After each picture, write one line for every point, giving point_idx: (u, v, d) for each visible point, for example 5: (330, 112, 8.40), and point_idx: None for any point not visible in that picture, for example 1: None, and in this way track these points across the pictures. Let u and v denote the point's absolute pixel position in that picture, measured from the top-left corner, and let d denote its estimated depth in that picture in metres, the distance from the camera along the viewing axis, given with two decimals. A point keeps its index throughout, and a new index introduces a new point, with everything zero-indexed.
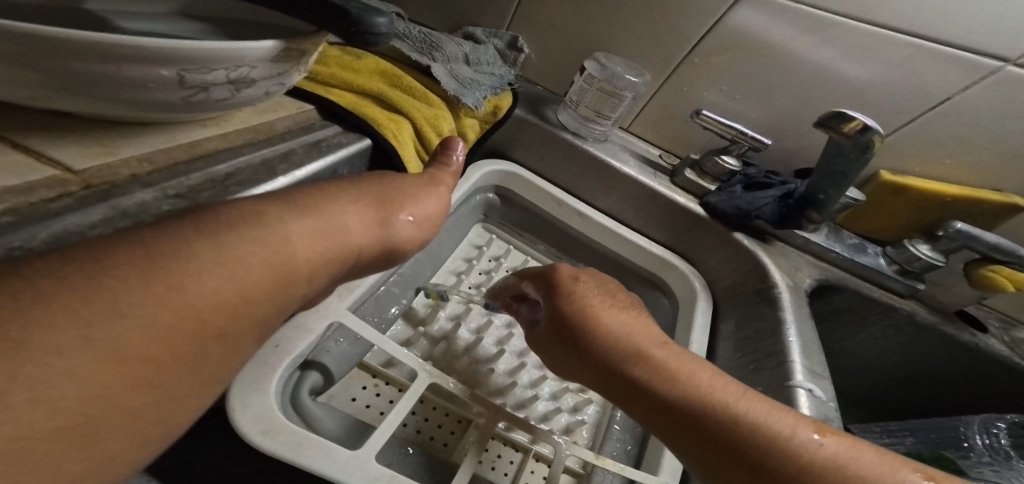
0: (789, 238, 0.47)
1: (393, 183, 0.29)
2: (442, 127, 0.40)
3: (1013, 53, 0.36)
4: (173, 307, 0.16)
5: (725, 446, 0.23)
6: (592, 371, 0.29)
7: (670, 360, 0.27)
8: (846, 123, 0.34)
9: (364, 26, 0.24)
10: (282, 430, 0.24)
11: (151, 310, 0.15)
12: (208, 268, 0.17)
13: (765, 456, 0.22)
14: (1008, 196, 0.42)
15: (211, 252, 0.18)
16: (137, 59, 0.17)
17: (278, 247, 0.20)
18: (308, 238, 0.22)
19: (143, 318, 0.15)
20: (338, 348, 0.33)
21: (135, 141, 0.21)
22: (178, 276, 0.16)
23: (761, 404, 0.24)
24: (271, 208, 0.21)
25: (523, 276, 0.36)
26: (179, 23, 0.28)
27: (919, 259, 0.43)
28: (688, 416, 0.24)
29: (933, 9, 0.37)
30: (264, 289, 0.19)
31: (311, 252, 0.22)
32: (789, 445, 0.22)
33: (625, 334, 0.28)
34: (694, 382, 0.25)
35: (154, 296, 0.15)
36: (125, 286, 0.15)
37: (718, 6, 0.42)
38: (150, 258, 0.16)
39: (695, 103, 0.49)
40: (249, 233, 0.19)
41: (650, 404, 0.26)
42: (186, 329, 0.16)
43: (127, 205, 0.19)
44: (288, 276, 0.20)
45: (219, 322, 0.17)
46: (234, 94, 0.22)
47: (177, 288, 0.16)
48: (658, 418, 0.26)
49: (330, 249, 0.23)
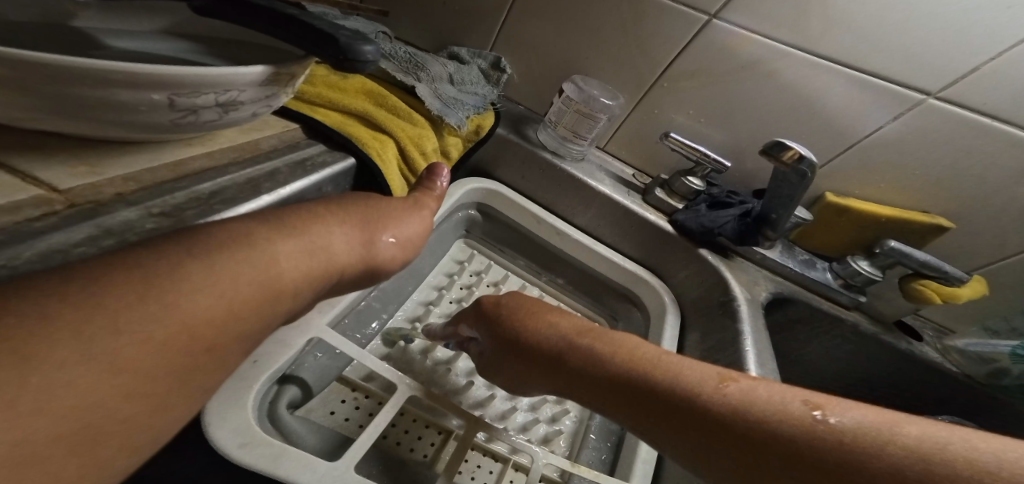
0: (748, 254, 0.50)
1: (376, 206, 0.30)
2: (425, 145, 0.42)
3: (934, 87, 0.41)
4: (166, 322, 0.16)
5: (786, 444, 0.21)
6: (592, 386, 0.28)
7: (642, 355, 0.28)
8: (784, 153, 0.38)
9: (351, 54, 0.25)
10: (261, 443, 0.24)
11: (147, 328, 0.16)
12: (201, 285, 0.18)
13: (773, 428, 0.21)
14: (935, 218, 0.47)
15: (203, 269, 0.18)
16: (132, 84, 0.18)
17: (266, 267, 0.21)
18: (295, 257, 0.22)
19: (141, 333, 0.15)
20: (316, 363, 0.33)
21: (121, 160, 0.22)
22: (171, 293, 0.17)
23: (680, 363, 0.26)
24: (259, 229, 0.22)
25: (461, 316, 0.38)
26: (167, 41, 0.29)
27: (860, 273, 0.47)
28: (627, 392, 0.27)
29: (866, 47, 0.41)
30: (251, 307, 0.20)
31: (297, 271, 0.22)
32: (701, 391, 0.24)
33: (585, 345, 0.30)
34: (658, 371, 0.26)
35: (148, 314, 0.16)
36: (120, 302, 0.15)
37: (683, 35, 0.46)
38: (143, 276, 0.16)
39: (664, 124, 0.52)
40: (240, 255, 0.20)
41: (656, 407, 0.25)
42: (180, 342, 0.17)
43: (112, 224, 0.19)
44: (276, 293, 0.21)
45: (211, 336, 0.18)
46: (222, 116, 0.23)
47: (170, 305, 0.17)
48: (600, 397, 0.28)
49: (316, 267, 0.24)
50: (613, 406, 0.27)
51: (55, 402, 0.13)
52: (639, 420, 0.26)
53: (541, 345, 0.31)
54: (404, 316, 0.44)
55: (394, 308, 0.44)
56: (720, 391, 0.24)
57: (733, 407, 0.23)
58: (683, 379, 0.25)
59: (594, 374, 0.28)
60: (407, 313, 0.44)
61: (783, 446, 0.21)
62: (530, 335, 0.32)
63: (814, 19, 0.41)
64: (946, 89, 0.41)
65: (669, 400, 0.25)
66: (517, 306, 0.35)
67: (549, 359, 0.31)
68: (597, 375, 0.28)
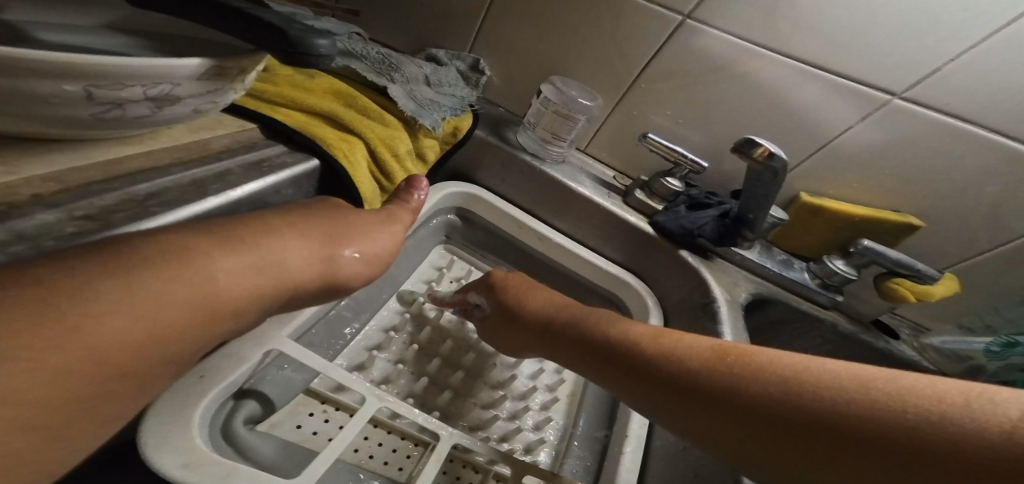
0: (728, 255, 0.50)
1: (343, 218, 0.29)
2: (397, 147, 0.40)
3: (899, 88, 0.41)
4: (68, 349, 0.14)
5: (894, 445, 0.17)
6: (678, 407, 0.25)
7: (753, 362, 0.23)
8: (755, 150, 0.37)
9: (303, 48, 0.23)
10: (209, 461, 0.22)
11: (47, 356, 0.13)
12: (114, 306, 0.15)
13: (871, 421, 0.18)
14: (907, 217, 0.47)
15: (123, 287, 0.16)
16: (38, 74, 0.16)
17: (203, 287, 0.19)
18: (238, 275, 0.20)
19: (34, 362, 0.13)
20: (279, 376, 0.31)
21: (46, 158, 0.20)
22: (77, 316, 0.14)
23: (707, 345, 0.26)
24: (198, 242, 0.19)
25: (471, 286, 0.42)
26: (110, 36, 0.27)
27: (836, 273, 0.47)
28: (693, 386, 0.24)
29: (836, 45, 0.41)
30: (179, 330, 0.17)
31: (240, 291, 0.20)
32: (750, 378, 0.23)
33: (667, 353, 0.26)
34: (756, 382, 0.22)
35: (47, 338, 0.14)
36: (14, 325, 0.13)
37: (659, 35, 0.46)
38: (44, 296, 0.14)
39: (643, 126, 0.52)
40: (172, 272, 0.18)
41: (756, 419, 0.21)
42: (87, 367, 0.14)
43: (25, 228, 0.18)
44: (214, 314, 0.19)
45: (125, 359, 0.16)
46: (155, 111, 0.21)
47: (75, 329, 0.14)
48: (671, 413, 0.25)
49: (264, 286, 0.22)
50: (679, 408, 0.25)
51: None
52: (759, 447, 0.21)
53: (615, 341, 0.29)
54: (379, 326, 0.42)
55: (367, 317, 0.42)
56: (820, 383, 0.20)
57: (850, 395, 0.19)
58: (694, 357, 0.25)
59: (673, 383, 0.25)
60: (382, 322, 0.43)
61: (887, 459, 0.17)
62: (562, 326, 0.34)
63: (783, 18, 0.41)
64: (910, 89, 0.41)
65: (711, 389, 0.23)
66: (522, 281, 0.40)
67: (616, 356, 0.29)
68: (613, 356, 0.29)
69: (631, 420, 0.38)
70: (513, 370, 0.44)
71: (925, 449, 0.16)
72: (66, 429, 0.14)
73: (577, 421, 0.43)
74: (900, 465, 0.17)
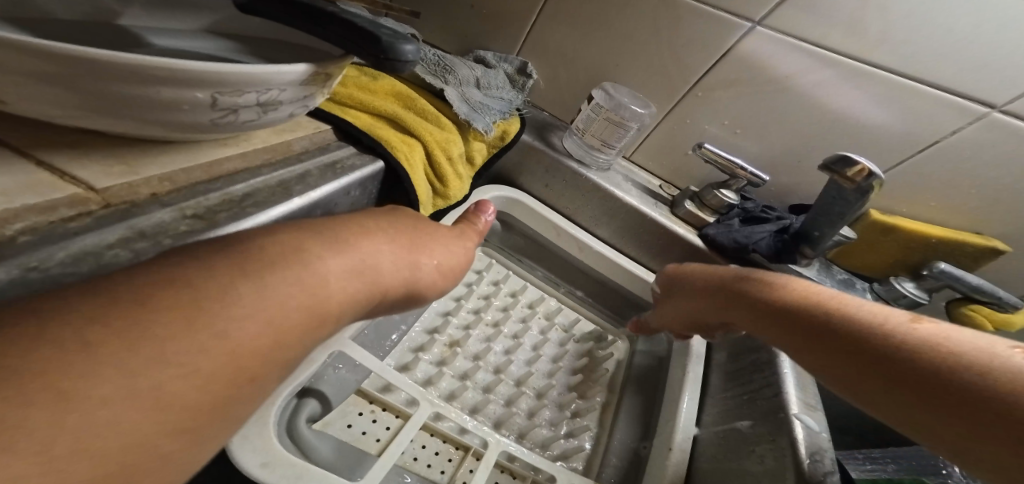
0: (782, 272, 0.48)
1: (424, 229, 0.29)
2: (452, 150, 0.41)
3: (999, 100, 0.39)
4: (214, 351, 0.14)
5: (1019, 413, 0.19)
6: (774, 321, 0.31)
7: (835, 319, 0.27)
8: (850, 168, 0.36)
9: (392, 53, 0.23)
10: (282, 463, 0.23)
11: (196, 358, 0.14)
12: (252, 312, 0.16)
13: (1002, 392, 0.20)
14: (990, 240, 0.44)
15: (256, 292, 0.17)
16: (174, 82, 0.17)
17: (316, 290, 0.19)
18: (344, 279, 0.21)
19: (188, 365, 0.14)
20: (336, 376, 0.31)
21: (158, 160, 0.21)
22: (223, 319, 0.15)
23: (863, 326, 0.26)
24: (312, 245, 0.20)
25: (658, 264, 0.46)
26: (205, 39, 0.29)
27: (904, 295, 0.45)
28: (863, 352, 0.25)
29: (924, 55, 0.39)
30: (298, 337, 0.18)
31: (344, 294, 0.20)
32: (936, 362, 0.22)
33: (789, 292, 0.31)
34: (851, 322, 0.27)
35: (199, 342, 0.14)
36: (171, 332, 0.14)
37: (723, 43, 0.45)
38: (199, 300, 0.15)
39: (698, 135, 0.51)
40: (292, 276, 0.18)
41: (850, 349, 0.26)
42: (228, 372, 0.15)
43: (145, 226, 0.19)
44: (321, 319, 0.19)
45: (255, 368, 0.16)
46: (261, 115, 0.22)
47: (220, 333, 0.15)
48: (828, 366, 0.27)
49: (361, 290, 0.22)
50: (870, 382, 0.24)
51: (95, 439, 0.11)
52: (844, 373, 0.26)
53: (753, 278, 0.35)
54: (422, 327, 0.42)
55: (413, 318, 0.42)
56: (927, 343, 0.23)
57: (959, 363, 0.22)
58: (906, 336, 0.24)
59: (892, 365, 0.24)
60: (425, 324, 0.43)
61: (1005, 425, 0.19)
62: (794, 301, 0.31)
63: (871, 26, 0.39)
64: (1012, 101, 0.39)
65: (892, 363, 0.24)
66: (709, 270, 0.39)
67: (735, 290, 0.35)
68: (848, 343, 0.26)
69: (676, 432, 0.38)
70: (549, 377, 0.44)
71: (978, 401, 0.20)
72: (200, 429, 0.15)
73: (614, 433, 0.42)
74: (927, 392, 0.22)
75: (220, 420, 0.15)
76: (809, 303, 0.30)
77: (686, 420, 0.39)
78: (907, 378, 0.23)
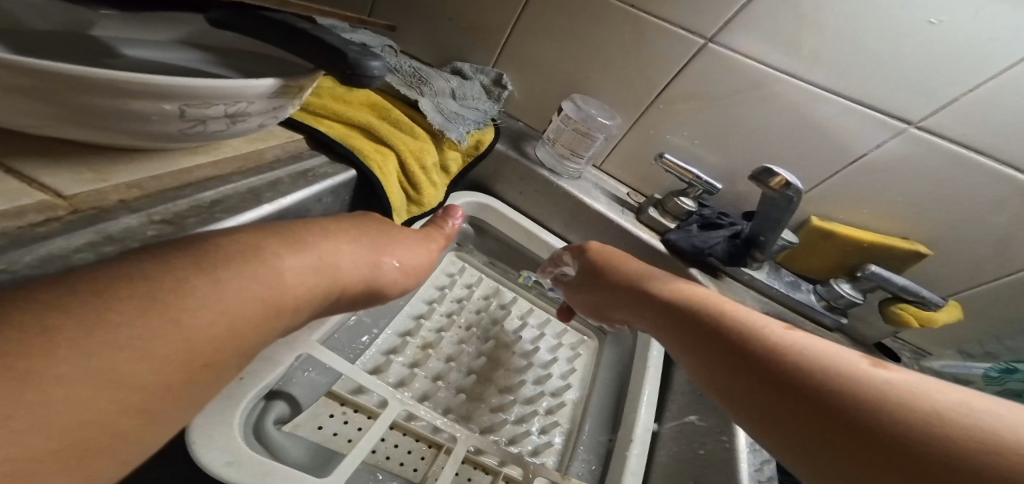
0: (737, 275, 0.51)
1: (389, 230, 0.31)
2: (425, 159, 0.42)
3: (915, 117, 0.43)
4: (169, 335, 0.16)
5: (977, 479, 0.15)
6: (715, 352, 0.25)
7: (784, 341, 0.23)
8: (772, 179, 0.39)
9: (359, 69, 0.25)
10: (249, 461, 0.24)
11: (152, 345, 0.15)
12: (204, 302, 0.17)
13: (972, 450, 0.15)
14: (916, 245, 0.49)
15: (211, 287, 0.18)
16: (143, 95, 0.18)
17: (270, 282, 0.20)
18: (300, 273, 0.22)
19: (141, 350, 0.15)
20: (305, 378, 0.33)
21: (128, 167, 0.22)
22: (177, 309, 0.16)
23: (800, 353, 0.22)
24: (267, 242, 0.21)
25: (568, 248, 0.47)
26: (181, 51, 0.29)
27: (843, 296, 0.49)
28: (801, 386, 0.21)
29: (854, 74, 0.43)
30: (255, 326, 0.19)
31: (301, 287, 0.22)
32: (889, 395, 0.18)
33: (712, 315, 0.28)
34: (785, 348, 0.23)
35: (155, 328, 0.15)
36: (130, 320, 0.15)
37: (681, 57, 0.48)
38: (154, 292, 0.16)
39: (660, 145, 0.54)
40: (246, 269, 0.19)
41: (785, 380, 0.21)
42: (183, 356, 0.16)
43: (113, 231, 0.20)
44: (278, 309, 0.20)
45: (210, 353, 0.17)
46: (229, 126, 0.23)
47: (174, 322, 0.16)
48: (749, 403, 0.22)
49: (320, 284, 0.23)
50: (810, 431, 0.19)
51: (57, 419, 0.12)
52: (786, 425, 0.20)
53: (682, 302, 0.31)
54: (394, 331, 0.43)
55: (385, 323, 0.43)
56: (841, 371, 0.20)
57: (903, 404, 0.18)
58: (859, 380, 0.20)
59: (830, 405, 0.19)
60: (398, 327, 0.44)
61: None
62: (734, 322, 0.26)
63: (807, 43, 0.43)
64: (928, 118, 0.43)
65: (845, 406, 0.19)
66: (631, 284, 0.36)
67: (667, 317, 0.31)
68: (781, 373, 0.22)
69: (637, 424, 0.40)
70: (521, 375, 0.45)
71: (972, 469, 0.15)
72: (162, 414, 0.16)
73: (583, 427, 0.44)
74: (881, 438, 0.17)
75: (176, 402, 0.16)
76: (718, 328, 0.26)
77: (646, 412, 0.41)
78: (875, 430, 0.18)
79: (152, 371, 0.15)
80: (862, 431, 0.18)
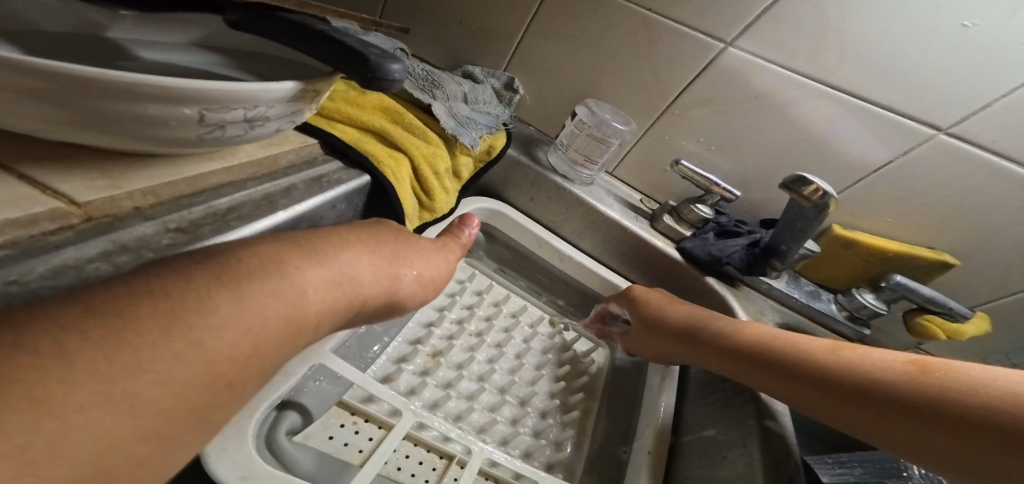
0: (755, 284, 0.50)
1: (407, 238, 0.30)
2: (439, 165, 0.42)
3: (947, 122, 0.42)
4: (192, 357, 0.15)
5: (997, 427, 0.25)
6: (771, 370, 0.35)
7: (852, 360, 0.32)
8: (806, 187, 0.38)
9: (379, 72, 0.24)
10: (263, 474, 0.23)
11: (173, 367, 0.14)
12: (226, 319, 0.16)
13: (984, 411, 0.26)
14: (940, 255, 0.47)
15: (232, 303, 0.17)
16: (162, 99, 0.17)
17: (294, 299, 0.19)
18: (321, 288, 0.21)
19: (161, 372, 0.14)
20: (318, 388, 0.32)
21: (142, 173, 0.21)
22: (199, 328, 0.15)
23: (858, 367, 0.31)
24: (289, 256, 0.21)
25: (612, 298, 0.49)
26: (193, 52, 0.29)
27: (865, 306, 0.48)
28: (871, 399, 0.30)
29: (878, 79, 0.42)
30: (277, 342, 0.18)
31: (322, 302, 0.21)
32: (915, 383, 0.29)
33: (761, 345, 0.36)
34: (842, 362, 0.32)
35: (177, 349, 0.15)
36: (151, 341, 0.14)
37: (699, 62, 0.47)
38: (177, 310, 0.15)
39: (675, 151, 0.53)
40: (269, 288, 0.19)
41: (854, 391, 0.30)
42: (203, 378, 0.15)
43: (127, 240, 0.19)
44: (299, 325, 0.20)
45: (232, 373, 0.16)
46: (247, 131, 0.23)
47: (197, 342, 0.15)
48: (853, 414, 0.31)
49: (340, 297, 0.22)
50: (863, 417, 0.30)
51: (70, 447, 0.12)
52: (842, 416, 0.31)
53: (733, 335, 0.38)
54: (405, 339, 0.42)
55: (396, 331, 0.42)
56: (885, 376, 0.30)
57: (956, 387, 0.27)
58: (879, 376, 0.30)
59: (861, 393, 0.30)
60: (408, 334, 0.43)
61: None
62: (780, 353, 0.35)
63: (831, 49, 0.42)
64: (957, 124, 0.42)
65: (881, 397, 0.29)
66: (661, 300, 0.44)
67: (733, 349, 0.38)
68: (823, 381, 0.32)
69: (654, 436, 0.38)
70: (533, 385, 0.44)
71: (994, 428, 0.25)
72: (181, 437, 0.15)
73: (595, 439, 0.43)
74: (935, 421, 0.27)
75: (193, 424, 0.15)
76: (784, 353, 0.35)
77: (663, 424, 0.39)
78: (927, 412, 0.28)
79: (166, 390, 0.14)
80: (933, 421, 0.27)
